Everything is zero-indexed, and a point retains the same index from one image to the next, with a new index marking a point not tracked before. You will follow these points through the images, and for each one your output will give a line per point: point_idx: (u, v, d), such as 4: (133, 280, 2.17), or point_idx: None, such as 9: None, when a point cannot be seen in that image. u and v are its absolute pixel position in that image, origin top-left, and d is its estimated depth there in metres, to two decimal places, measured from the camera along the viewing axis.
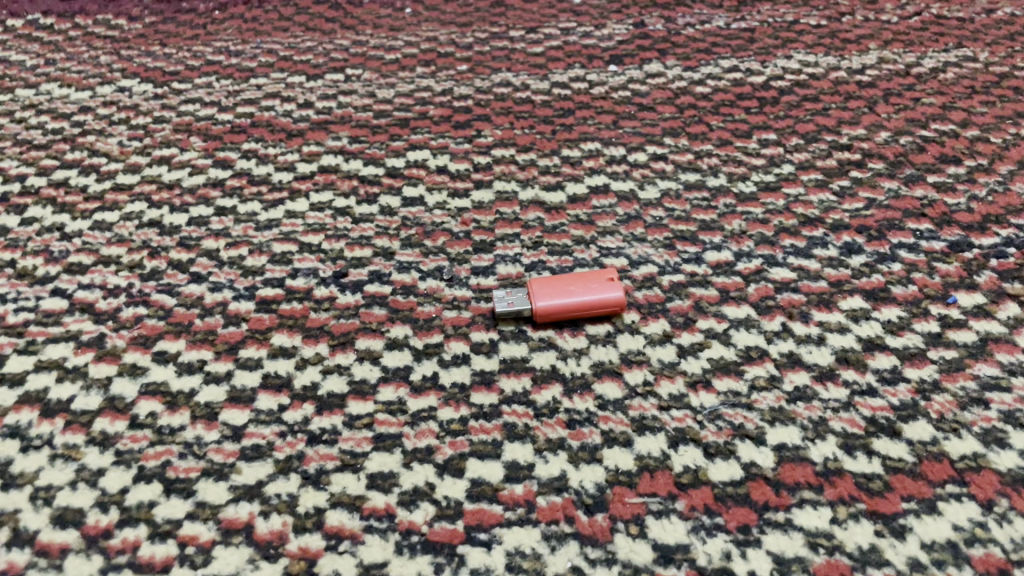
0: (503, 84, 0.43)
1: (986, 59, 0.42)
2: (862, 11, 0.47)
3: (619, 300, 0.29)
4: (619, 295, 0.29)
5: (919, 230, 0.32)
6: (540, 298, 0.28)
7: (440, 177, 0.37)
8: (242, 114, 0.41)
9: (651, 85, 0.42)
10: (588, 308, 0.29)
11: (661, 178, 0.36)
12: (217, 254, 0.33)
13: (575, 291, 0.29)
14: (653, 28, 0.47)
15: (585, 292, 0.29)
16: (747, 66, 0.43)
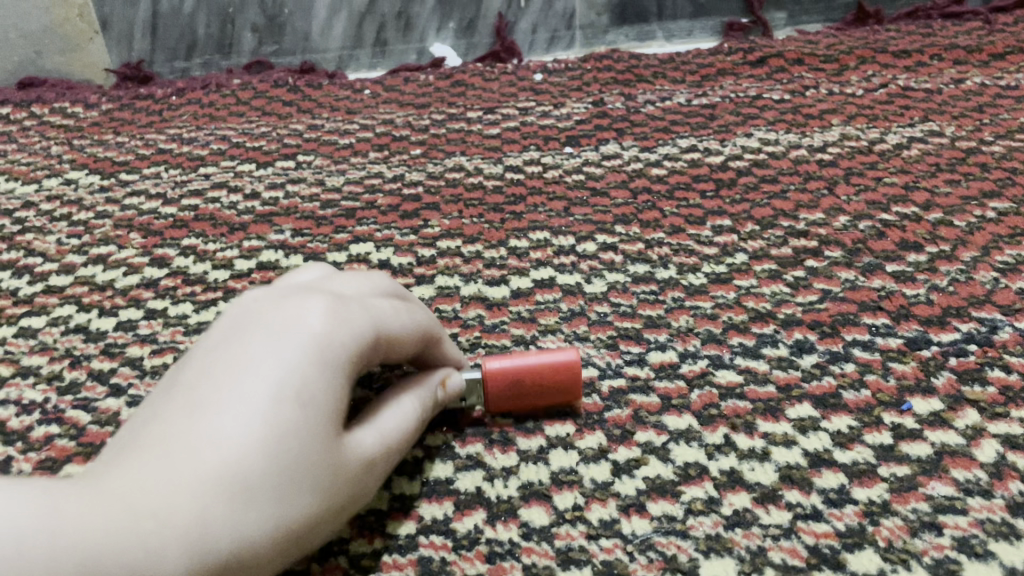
0: (456, 168, 0.43)
1: (952, 133, 0.41)
2: (826, 84, 0.46)
3: (575, 359, 0.27)
4: (574, 356, 0.27)
5: (875, 325, 0.30)
6: (493, 362, 0.27)
7: (382, 272, 0.36)
8: (187, 206, 0.40)
9: (606, 168, 0.41)
10: (544, 369, 0.27)
11: (609, 270, 0.35)
12: (140, 363, 0.31)
13: (527, 356, 0.27)
14: (612, 107, 0.47)
15: (539, 355, 0.27)
16: (705, 145, 0.42)
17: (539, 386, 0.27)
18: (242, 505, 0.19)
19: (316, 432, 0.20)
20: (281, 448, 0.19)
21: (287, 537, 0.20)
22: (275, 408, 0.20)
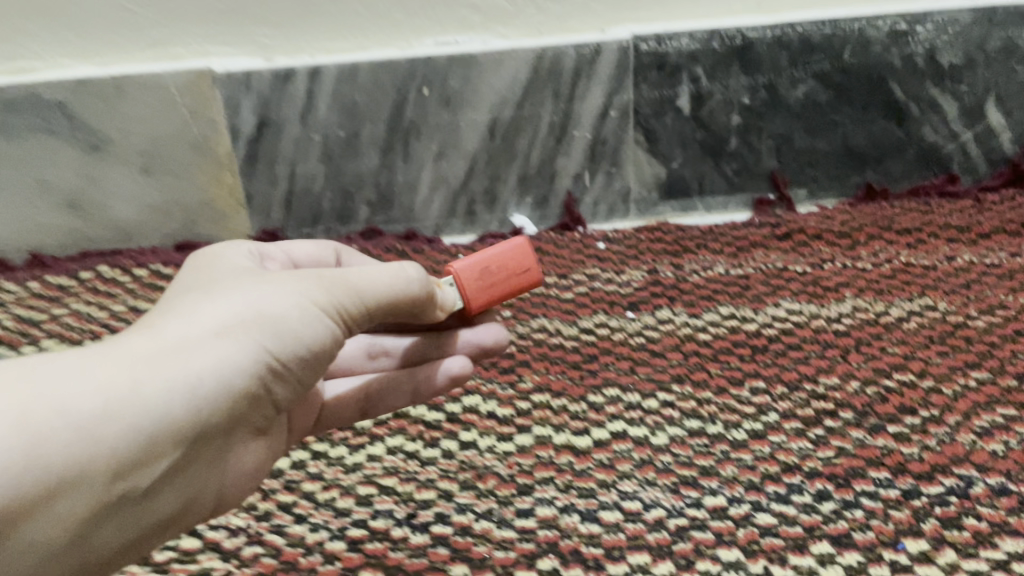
0: (540, 328, 0.53)
1: (944, 308, 0.50)
2: (840, 258, 0.56)
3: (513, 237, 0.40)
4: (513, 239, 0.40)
5: (878, 478, 0.39)
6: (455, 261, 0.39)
7: (490, 421, 0.45)
8: None
9: (662, 331, 0.51)
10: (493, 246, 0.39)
11: (669, 424, 0.44)
12: (314, 496, 0.41)
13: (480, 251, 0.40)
14: (664, 275, 0.57)
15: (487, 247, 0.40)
16: (742, 313, 0.52)
17: (504, 270, 0.39)
18: (232, 347, 0.29)
19: (227, 312, 0.29)
20: (201, 330, 0.29)
21: (228, 380, 0.29)
22: (236, 296, 0.30)
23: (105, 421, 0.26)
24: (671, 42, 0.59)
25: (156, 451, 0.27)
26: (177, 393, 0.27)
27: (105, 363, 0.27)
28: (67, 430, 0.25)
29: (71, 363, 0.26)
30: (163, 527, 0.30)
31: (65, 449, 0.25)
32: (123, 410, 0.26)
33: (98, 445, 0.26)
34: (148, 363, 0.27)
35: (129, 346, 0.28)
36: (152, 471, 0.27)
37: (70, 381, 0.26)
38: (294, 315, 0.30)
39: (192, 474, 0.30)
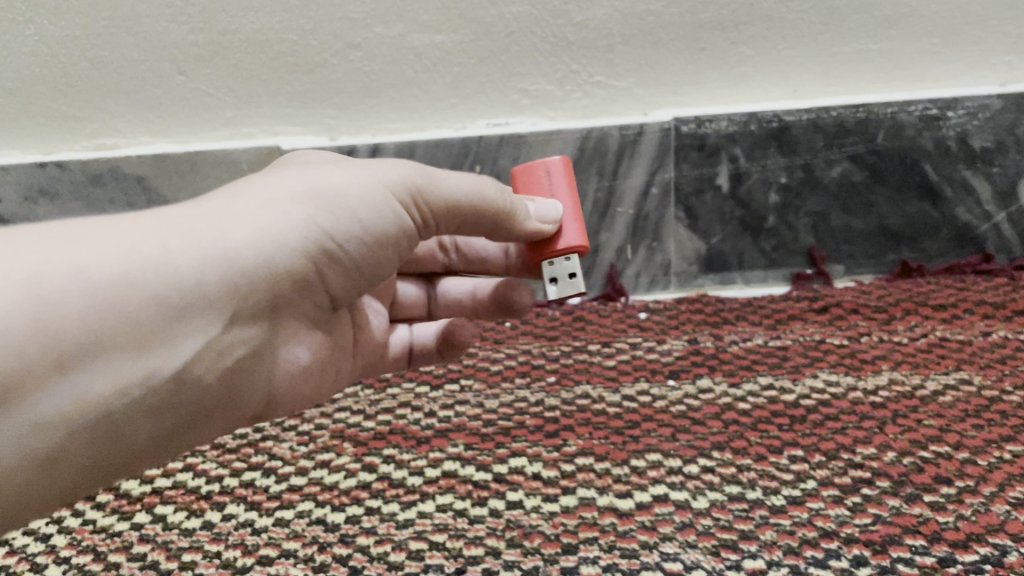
0: (583, 394, 0.55)
1: (979, 382, 0.52)
2: (877, 331, 0.58)
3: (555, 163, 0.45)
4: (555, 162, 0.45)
5: (914, 545, 0.40)
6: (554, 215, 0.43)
7: (535, 482, 0.47)
8: (383, 421, 0.54)
9: (703, 400, 0.53)
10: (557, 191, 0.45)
11: (709, 489, 0.46)
12: (368, 549, 0.43)
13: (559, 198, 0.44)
14: (704, 345, 0.59)
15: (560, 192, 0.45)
16: (781, 383, 0.54)
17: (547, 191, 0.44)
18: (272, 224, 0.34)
19: (267, 198, 0.35)
20: (243, 212, 0.34)
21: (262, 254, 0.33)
22: (277, 186, 0.36)
23: (138, 287, 0.30)
24: (710, 124, 0.62)
25: (193, 311, 0.31)
26: (205, 264, 0.32)
27: (137, 235, 0.31)
28: (91, 290, 0.28)
29: (107, 230, 0.30)
30: (195, 415, 0.34)
31: (99, 309, 0.28)
32: (154, 277, 0.30)
33: (133, 308, 0.29)
34: (178, 236, 0.32)
35: (158, 222, 0.32)
36: (187, 342, 0.31)
37: (101, 251, 0.30)
38: (347, 200, 0.36)
39: (222, 359, 0.34)
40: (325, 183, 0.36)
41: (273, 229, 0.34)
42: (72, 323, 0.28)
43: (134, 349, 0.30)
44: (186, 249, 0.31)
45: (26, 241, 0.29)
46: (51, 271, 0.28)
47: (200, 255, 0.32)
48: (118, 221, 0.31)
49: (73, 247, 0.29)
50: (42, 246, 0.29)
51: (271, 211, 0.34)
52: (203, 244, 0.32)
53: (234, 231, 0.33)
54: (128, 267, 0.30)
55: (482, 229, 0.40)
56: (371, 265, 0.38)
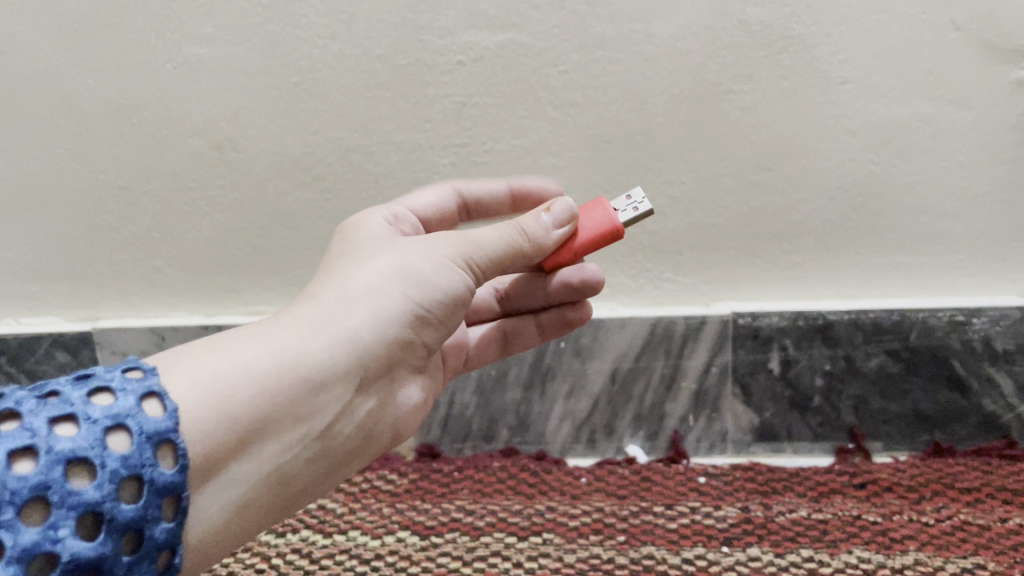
0: (649, 555, 0.65)
1: (994, 568, 0.60)
2: (908, 510, 0.67)
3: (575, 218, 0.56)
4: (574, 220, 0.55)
5: None
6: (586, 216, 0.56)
7: None
8: (479, 569, 0.64)
9: (752, 568, 0.62)
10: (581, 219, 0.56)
11: None
12: None
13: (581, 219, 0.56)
14: (754, 513, 0.68)
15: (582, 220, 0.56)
16: (820, 556, 0.63)
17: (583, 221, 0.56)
18: (375, 304, 0.47)
19: (368, 283, 0.48)
20: (354, 300, 0.47)
21: (370, 327, 0.47)
22: (376, 270, 0.49)
23: (284, 374, 0.43)
24: (763, 318, 0.73)
25: (328, 380, 0.45)
26: (327, 344, 0.45)
27: (273, 336, 0.44)
28: (253, 385, 0.42)
29: (252, 337, 0.44)
30: (338, 460, 0.48)
31: (261, 395, 0.42)
32: (291, 363, 0.43)
33: (286, 391, 0.43)
34: (304, 337, 0.44)
35: (291, 324, 0.45)
36: (327, 403, 0.45)
37: (253, 353, 0.43)
38: (428, 276, 0.49)
39: (353, 412, 0.47)
40: (408, 269, 0.49)
41: (375, 306, 0.47)
42: (246, 408, 0.41)
43: (289, 416, 0.43)
44: (314, 339, 0.45)
45: (203, 355, 0.42)
46: (220, 373, 0.42)
47: (321, 337, 0.45)
48: (262, 328, 0.45)
49: (233, 352, 0.43)
50: (213, 361, 0.42)
51: (369, 292, 0.47)
52: (324, 331, 0.45)
53: (342, 315, 0.46)
54: (273, 360, 0.43)
55: (519, 255, 0.53)
56: (451, 319, 0.52)
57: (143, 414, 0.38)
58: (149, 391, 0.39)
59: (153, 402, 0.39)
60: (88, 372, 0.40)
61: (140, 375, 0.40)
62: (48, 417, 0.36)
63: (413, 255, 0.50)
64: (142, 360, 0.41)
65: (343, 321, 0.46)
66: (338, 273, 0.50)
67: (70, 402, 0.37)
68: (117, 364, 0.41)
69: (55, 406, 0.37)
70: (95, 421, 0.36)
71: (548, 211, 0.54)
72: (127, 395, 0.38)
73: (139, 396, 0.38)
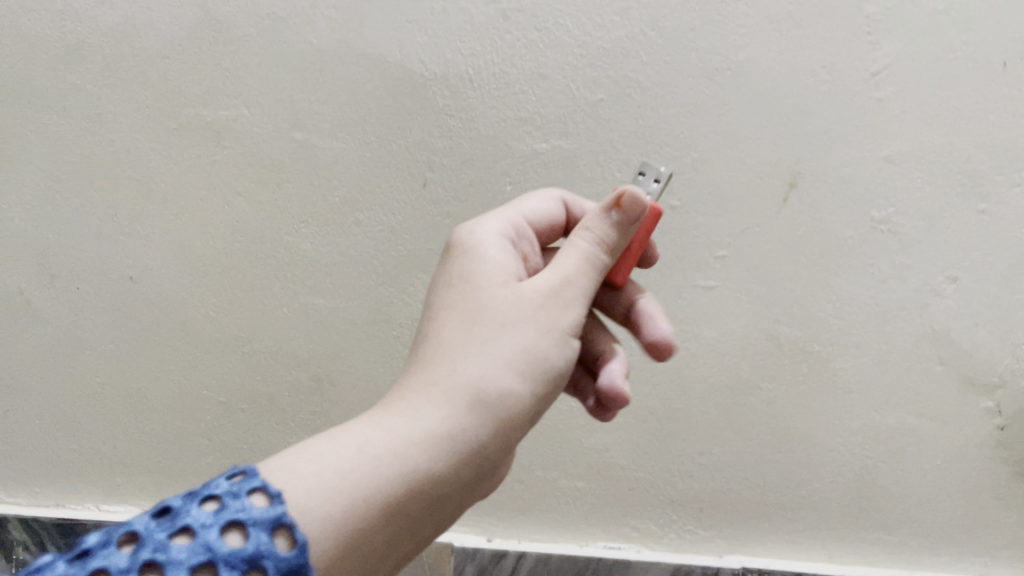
0: None
1: None
2: None
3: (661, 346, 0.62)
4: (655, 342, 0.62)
5: None
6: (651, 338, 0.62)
7: None
8: None
9: None
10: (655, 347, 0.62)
11: None
12: None
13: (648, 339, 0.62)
14: None
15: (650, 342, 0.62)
16: None
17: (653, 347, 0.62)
18: (469, 401, 0.49)
19: (459, 374, 0.50)
20: (450, 397, 0.49)
21: (473, 418, 0.49)
22: (465, 363, 0.50)
23: (393, 483, 0.46)
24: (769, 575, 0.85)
25: (439, 473, 0.47)
26: (441, 458, 0.47)
27: (389, 453, 0.47)
28: (366, 494, 0.45)
29: (351, 446, 0.47)
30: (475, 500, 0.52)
31: (381, 501, 0.45)
32: (405, 479, 0.46)
33: (400, 493, 0.46)
34: (406, 439, 0.47)
35: (387, 426, 0.48)
36: (442, 508, 0.48)
37: (359, 465, 0.46)
38: (514, 359, 0.50)
39: (466, 500, 0.51)
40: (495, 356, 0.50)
41: (473, 399, 0.49)
42: (357, 525, 0.45)
43: (411, 522, 0.47)
44: (415, 440, 0.47)
45: (311, 469, 0.46)
46: (348, 497, 0.45)
47: (432, 456, 0.47)
48: (364, 436, 0.47)
49: (351, 471, 0.46)
50: (323, 479, 0.45)
51: (474, 397, 0.49)
52: (424, 434, 0.48)
53: (446, 421, 0.48)
54: (392, 479, 0.46)
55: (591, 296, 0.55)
56: (557, 387, 0.52)
57: (273, 553, 0.42)
58: (278, 524, 0.43)
59: (282, 534, 0.42)
60: (215, 497, 0.44)
61: (266, 502, 0.43)
62: (191, 569, 0.40)
63: (511, 339, 0.51)
64: (263, 480, 0.45)
65: (453, 432, 0.48)
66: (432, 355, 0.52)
67: (208, 548, 0.41)
68: (241, 487, 0.44)
69: (195, 553, 0.41)
70: (235, 565, 0.41)
71: (614, 207, 0.55)
72: (258, 534, 0.42)
73: (268, 531, 0.42)
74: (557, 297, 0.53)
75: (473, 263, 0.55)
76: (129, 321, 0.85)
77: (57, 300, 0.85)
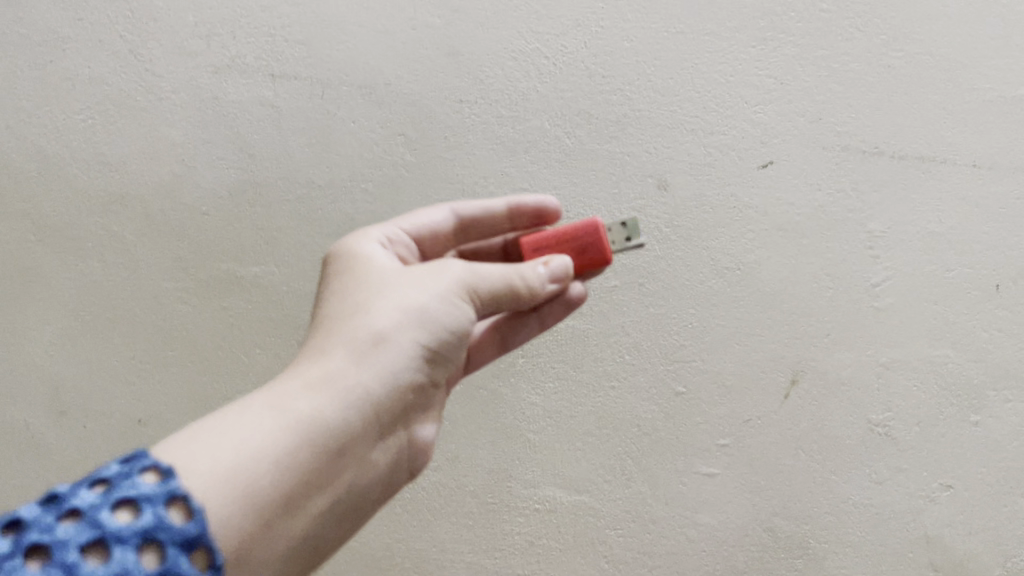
0: None
1: None
2: None
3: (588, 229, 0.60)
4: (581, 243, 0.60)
5: None
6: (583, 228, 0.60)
7: None
8: None
9: None
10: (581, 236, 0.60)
11: None
12: None
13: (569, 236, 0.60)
14: None
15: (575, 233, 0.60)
16: None
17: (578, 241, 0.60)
18: (366, 358, 0.48)
19: (345, 334, 0.49)
20: (341, 360, 0.48)
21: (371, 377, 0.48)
22: (355, 321, 0.50)
23: (292, 443, 0.44)
24: None
25: (346, 426, 0.47)
26: (339, 407, 0.46)
27: (274, 407, 0.45)
28: (261, 453, 0.43)
29: (237, 413, 0.44)
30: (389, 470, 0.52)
31: (284, 458, 0.43)
32: (301, 428, 0.45)
33: (305, 451, 0.44)
34: (297, 397, 0.46)
35: (272, 389, 0.46)
36: (351, 457, 0.47)
37: (247, 427, 0.44)
38: (416, 313, 0.50)
39: (381, 449, 0.50)
40: (393, 311, 0.50)
41: (369, 356, 0.48)
42: (265, 481, 0.42)
43: (322, 481, 0.46)
44: (306, 399, 0.46)
45: (193, 440, 0.43)
46: (248, 463, 0.42)
47: (326, 403, 0.46)
48: (249, 400, 0.45)
49: (240, 436, 0.43)
50: (199, 448, 0.42)
51: (365, 350, 0.48)
52: (321, 393, 0.46)
53: (343, 378, 0.47)
54: (285, 430, 0.44)
55: (515, 289, 0.55)
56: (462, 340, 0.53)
57: (168, 525, 0.38)
58: (173, 497, 0.39)
59: (177, 507, 0.39)
60: (104, 478, 0.38)
61: (158, 479, 0.39)
62: (78, 546, 0.35)
63: (391, 301, 0.51)
64: (151, 458, 0.40)
65: (349, 385, 0.47)
66: (325, 328, 0.51)
67: (97, 524, 0.36)
68: (130, 466, 0.39)
69: (83, 531, 0.36)
70: (127, 541, 0.36)
71: (544, 265, 0.56)
72: (154, 508, 0.38)
73: (163, 504, 0.38)
74: (444, 269, 0.53)
75: (357, 249, 0.55)
76: None
77: (62, 439, 0.83)
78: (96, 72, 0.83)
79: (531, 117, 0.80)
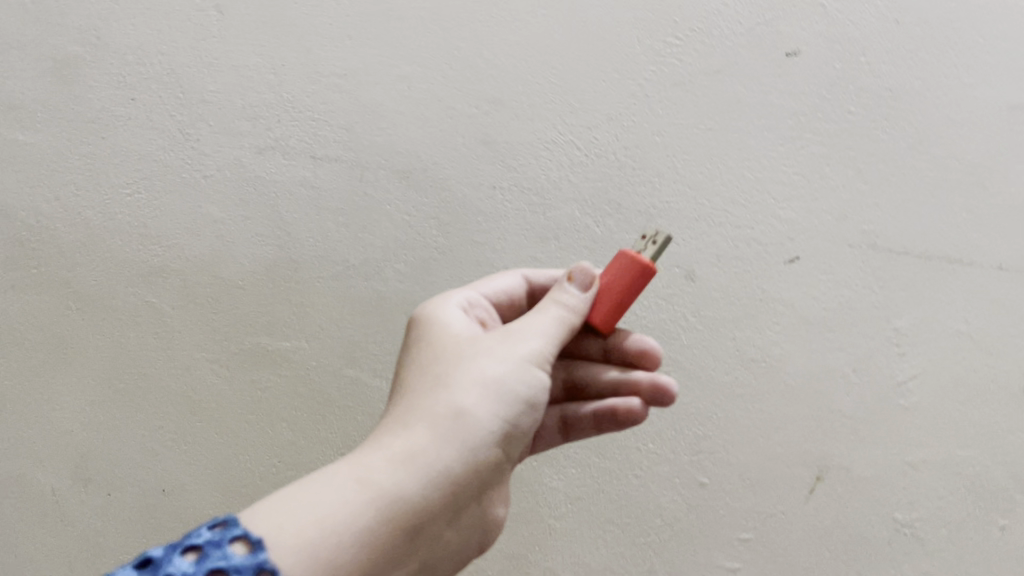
0: None
1: None
2: None
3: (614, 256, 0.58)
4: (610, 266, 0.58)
5: None
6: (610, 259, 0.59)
7: None
8: None
9: None
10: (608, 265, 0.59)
11: None
12: None
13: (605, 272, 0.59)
14: None
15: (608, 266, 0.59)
16: None
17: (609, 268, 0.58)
18: (444, 435, 0.50)
19: (425, 408, 0.52)
20: (421, 435, 0.50)
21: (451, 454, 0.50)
22: (435, 396, 0.52)
23: (376, 521, 0.47)
24: None
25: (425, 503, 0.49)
26: (418, 481, 0.49)
27: (359, 482, 0.48)
28: (348, 529, 0.46)
29: (324, 484, 0.47)
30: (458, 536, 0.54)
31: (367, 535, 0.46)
32: (381, 505, 0.47)
33: (386, 527, 0.47)
34: (382, 474, 0.48)
35: (359, 462, 0.49)
36: (427, 531, 0.50)
37: (333, 501, 0.46)
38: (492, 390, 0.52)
39: (454, 520, 0.53)
40: (470, 390, 0.52)
41: (449, 432, 0.51)
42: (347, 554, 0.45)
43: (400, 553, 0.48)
44: (389, 476, 0.48)
45: (285, 510, 0.45)
46: (331, 537, 0.45)
47: (410, 480, 0.48)
48: (337, 471, 0.48)
49: (329, 510, 0.46)
50: (291, 520, 0.45)
51: (445, 427, 0.51)
52: (405, 470, 0.49)
53: (426, 455, 0.49)
54: (366, 506, 0.47)
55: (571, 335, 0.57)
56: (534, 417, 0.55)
57: None
58: (260, 569, 0.42)
59: None
60: (196, 546, 0.43)
61: (247, 550, 0.43)
62: None
63: (467, 376, 0.53)
64: (241, 526, 0.44)
65: (431, 463, 0.49)
66: (409, 398, 0.53)
67: None
68: (222, 535, 0.43)
69: None
70: None
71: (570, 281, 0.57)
72: None
73: None
74: (517, 336, 0.55)
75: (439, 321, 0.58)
76: (149, 535, 0.85)
77: (88, 506, 0.86)
78: (145, 149, 0.86)
79: (561, 205, 0.82)
